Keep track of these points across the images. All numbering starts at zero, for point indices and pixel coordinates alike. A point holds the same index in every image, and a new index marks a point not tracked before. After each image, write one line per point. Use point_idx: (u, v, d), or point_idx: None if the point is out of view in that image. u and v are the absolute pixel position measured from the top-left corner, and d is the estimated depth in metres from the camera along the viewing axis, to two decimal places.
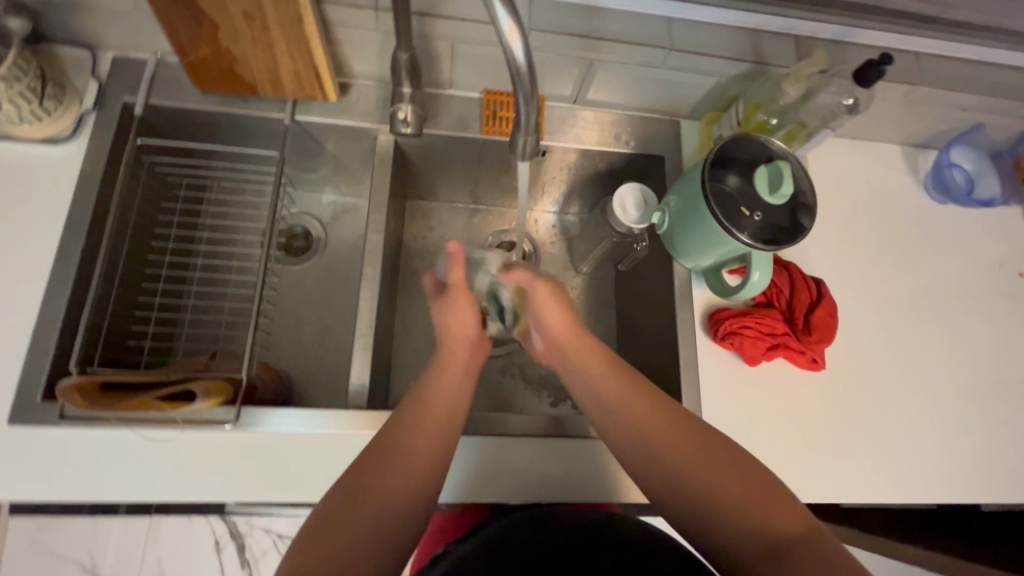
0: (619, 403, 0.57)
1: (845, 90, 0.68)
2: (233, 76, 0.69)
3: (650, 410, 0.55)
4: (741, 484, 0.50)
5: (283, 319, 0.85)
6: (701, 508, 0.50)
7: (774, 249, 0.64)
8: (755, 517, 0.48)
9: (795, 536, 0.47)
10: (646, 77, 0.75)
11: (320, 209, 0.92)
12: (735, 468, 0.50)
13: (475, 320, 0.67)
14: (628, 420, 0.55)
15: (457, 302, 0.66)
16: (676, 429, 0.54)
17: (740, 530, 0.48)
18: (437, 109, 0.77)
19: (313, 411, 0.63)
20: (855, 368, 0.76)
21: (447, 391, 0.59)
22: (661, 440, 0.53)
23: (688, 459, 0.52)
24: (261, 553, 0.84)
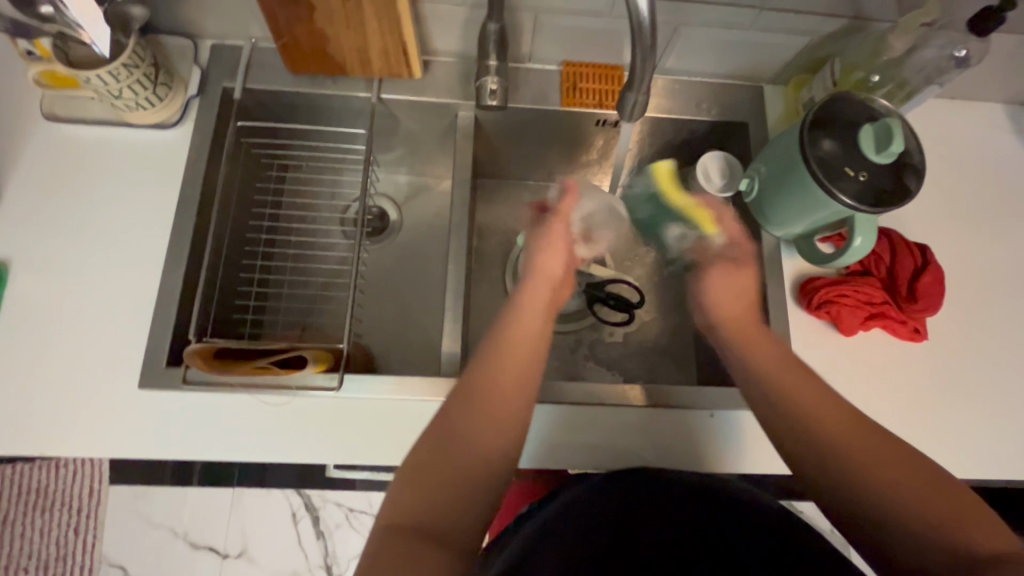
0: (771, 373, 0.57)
1: (956, 42, 0.65)
2: (325, 56, 0.71)
3: (809, 389, 0.55)
4: (899, 474, 0.48)
5: (366, 294, 0.88)
6: (849, 487, 0.49)
7: (880, 212, 0.61)
8: (918, 513, 0.46)
9: (980, 550, 0.43)
10: (733, 41, 0.73)
11: (396, 190, 0.94)
12: (897, 460, 0.48)
13: (565, 254, 0.68)
14: (775, 387, 0.56)
15: (552, 240, 0.69)
16: (822, 400, 0.54)
17: (898, 518, 0.46)
18: (517, 83, 0.77)
19: (389, 377, 0.65)
20: (958, 340, 0.72)
21: (531, 336, 0.59)
22: (810, 411, 0.53)
23: (846, 442, 0.50)
24: (332, 524, 1.01)
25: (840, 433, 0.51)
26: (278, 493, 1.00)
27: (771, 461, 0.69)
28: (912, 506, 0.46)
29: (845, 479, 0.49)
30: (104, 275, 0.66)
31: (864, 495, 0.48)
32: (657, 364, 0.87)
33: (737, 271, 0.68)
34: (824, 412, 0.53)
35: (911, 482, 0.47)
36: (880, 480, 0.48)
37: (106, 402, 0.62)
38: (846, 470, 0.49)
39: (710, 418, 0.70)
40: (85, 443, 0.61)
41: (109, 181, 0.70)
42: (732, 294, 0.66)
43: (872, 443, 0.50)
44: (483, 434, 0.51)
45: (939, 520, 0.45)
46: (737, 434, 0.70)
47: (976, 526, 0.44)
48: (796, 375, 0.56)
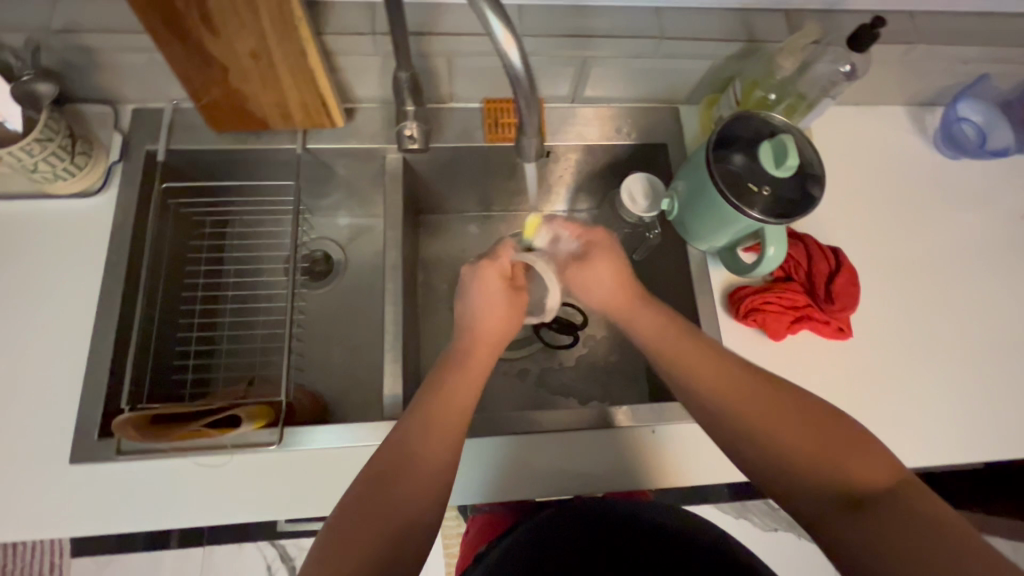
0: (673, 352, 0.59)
1: (841, 57, 0.69)
2: (245, 112, 0.72)
3: (711, 365, 0.57)
4: (794, 425, 0.51)
5: (315, 340, 0.88)
6: (756, 448, 0.52)
7: (788, 221, 0.64)
8: (816, 457, 0.49)
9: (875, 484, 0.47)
10: (642, 68, 0.76)
11: (337, 233, 0.95)
12: (794, 413, 0.52)
13: (503, 303, 0.67)
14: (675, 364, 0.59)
15: (496, 287, 0.67)
16: (724, 375, 0.56)
17: (803, 468, 0.49)
18: (440, 123, 0.79)
19: (341, 426, 0.65)
20: (881, 334, 0.76)
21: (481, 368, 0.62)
22: (711, 386, 0.56)
23: (745, 407, 0.54)
24: None
25: (748, 400, 0.54)
26: (252, 545, 0.94)
27: (720, 471, 0.71)
28: (808, 453, 0.50)
29: (753, 441, 0.52)
30: (30, 351, 0.65)
31: (769, 450, 0.51)
32: (608, 381, 0.89)
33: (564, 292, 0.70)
34: (725, 391, 0.55)
35: (806, 436, 0.50)
36: (779, 442, 0.51)
37: (38, 483, 0.60)
38: (749, 434, 0.53)
39: (652, 433, 0.71)
40: (17, 528, 0.59)
41: (32, 254, 0.69)
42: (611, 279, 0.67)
43: (776, 405, 0.53)
44: (414, 466, 0.52)
45: (831, 460, 0.49)
46: (681, 446, 0.71)
47: (864, 460, 0.48)
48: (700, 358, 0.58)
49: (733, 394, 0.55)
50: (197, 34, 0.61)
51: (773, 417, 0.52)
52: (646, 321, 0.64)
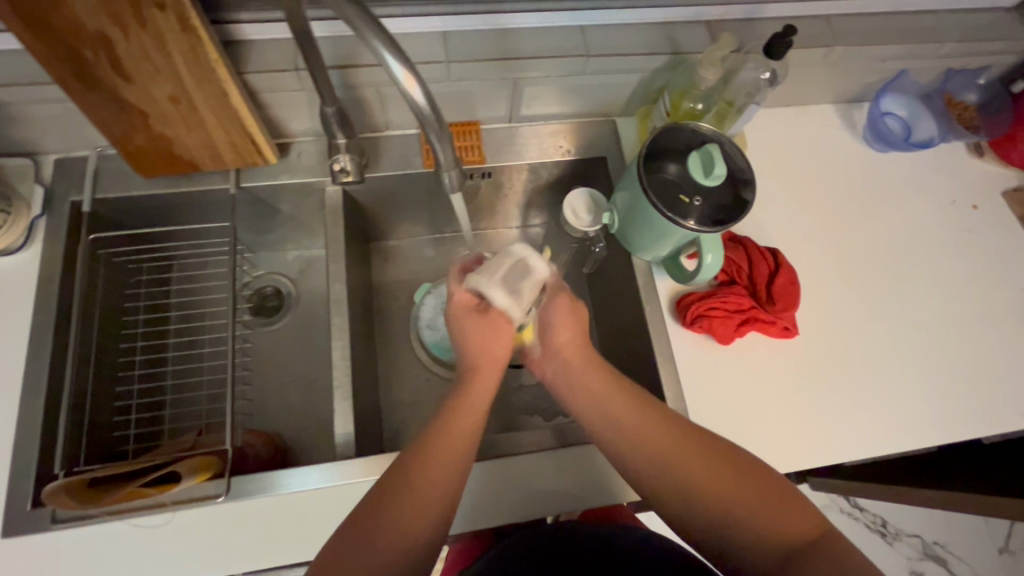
0: (605, 407, 0.59)
1: (761, 65, 0.71)
2: (173, 156, 0.70)
3: (647, 419, 0.57)
4: (727, 481, 0.52)
5: (268, 380, 0.85)
6: (688, 503, 0.53)
7: (723, 228, 0.65)
8: (742, 513, 0.51)
9: (798, 540, 0.49)
10: (573, 86, 0.77)
11: (287, 267, 0.93)
12: (725, 470, 0.53)
13: (496, 338, 0.63)
14: (607, 417, 0.58)
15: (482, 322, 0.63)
16: (663, 431, 0.56)
17: (732, 524, 0.51)
18: (377, 152, 0.79)
19: (322, 465, 0.64)
20: (826, 329, 0.77)
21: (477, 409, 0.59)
22: (647, 441, 0.56)
23: (680, 465, 0.54)
24: None
25: (683, 458, 0.54)
26: None
27: None
28: (739, 511, 0.51)
29: (684, 496, 0.53)
30: None
31: (700, 503, 0.53)
32: None
33: (581, 307, 0.67)
34: (665, 445, 0.55)
35: (737, 491, 0.52)
36: (712, 497, 0.52)
37: None
38: (680, 489, 0.53)
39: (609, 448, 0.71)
40: None
41: None
42: (565, 333, 0.65)
43: (708, 463, 0.53)
44: (404, 518, 0.51)
45: (757, 516, 0.50)
46: None
47: (789, 514, 0.50)
48: (641, 414, 0.58)
49: (666, 450, 0.55)
50: (110, 81, 0.59)
51: (704, 470, 0.53)
52: (589, 371, 0.62)
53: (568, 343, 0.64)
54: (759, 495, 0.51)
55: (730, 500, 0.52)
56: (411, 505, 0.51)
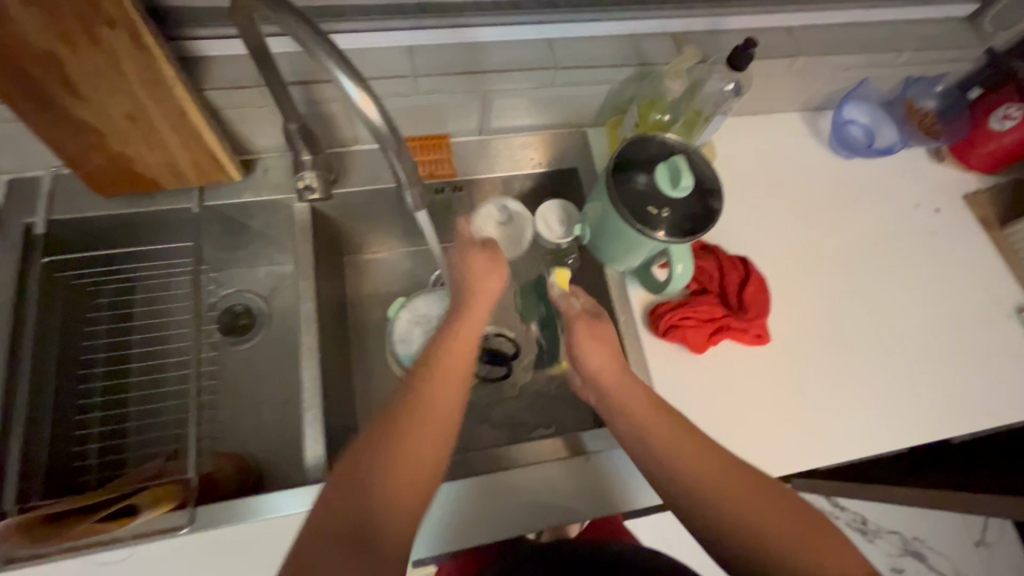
0: (660, 439, 0.56)
1: (726, 77, 0.73)
2: (132, 175, 0.68)
3: (706, 455, 0.54)
4: (789, 524, 0.51)
5: (238, 402, 0.83)
6: (750, 548, 0.50)
7: (692, 238, 0.66)
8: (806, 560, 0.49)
9: None
10: (543, 98, 0.77)
11: (257, 284, 0.91)
12: (787, 511, 0.51)
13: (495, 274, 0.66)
14: (662, 450, 0.55)
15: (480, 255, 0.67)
16: (721, 468, 0.54)
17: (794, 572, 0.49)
18: (346, 166, 0.78)
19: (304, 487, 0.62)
20: (797, 334, 0.78)
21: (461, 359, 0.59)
22: (707, 478, 0.53)
23: (742, 505, 0.51)
24: None
25: (744, 498, 0.52)
26: None
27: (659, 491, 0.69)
28: (803, 557, 0.49)
29: (745, 540, 0.51)
30: None
31: (764, 548, 0.50)
32: (549, 408, 0.88)
33: (608, 329, 0.65)
34: (726, 483, 0.53)
35: (799, 535, 0.50)
36: (775, 541, 0.50)
37: None
38: (742, 531, 0.51)
39: (585, 461, 0.70)
40: None
41: None
42: (608, 359, 0.62)
43: (771, 504, 0.52)
44: (403, 477, 0.50)
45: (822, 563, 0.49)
46: (616, 470, 0.70)
47: (848, 559, 0.49)
48: (696, 447, 0.55)
49: (728, 488, 0.52)
50: (60, 101, 0.57)
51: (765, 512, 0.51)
52: (639, 400, 0.59)
53: (611, 371, 0.62)
54: (819, 539, 0.50)
55: (787, 536, 0.50)
56: (409, 459, 0.51)
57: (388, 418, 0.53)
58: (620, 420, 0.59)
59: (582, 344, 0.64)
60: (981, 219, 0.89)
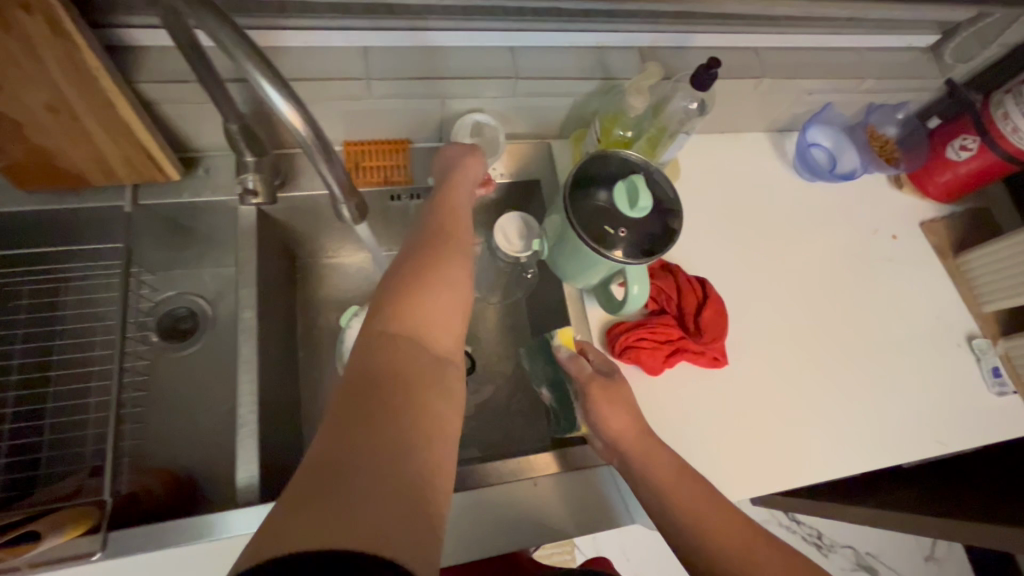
0: (689, 513, 0.56)
1: (690, 95, 0.72)
2: (56, 169, 0.63)
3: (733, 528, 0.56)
4: None
5: (172, 414, 0.78)
6: None
7: (650, 258, 0.64)
8: None
9: None
10: (506, 107, 0.75)
11: (201, 286, 0.86)
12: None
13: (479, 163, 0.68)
14: (693, 525, 0.56)
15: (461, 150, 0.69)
16: (748, 540, 0.55)
17: None
18: (297, 168, 0.74)
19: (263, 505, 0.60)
20: (754, 357, 0.78)
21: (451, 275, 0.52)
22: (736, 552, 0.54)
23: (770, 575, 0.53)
24: None
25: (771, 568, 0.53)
26: None
27: (610, 516, 0.67)
28: None
29: None
30: None
31: None
32: (505, 424, 0.85)
33: (624, 390, 0.64)
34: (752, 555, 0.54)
35: None
36: None
37: None
38: None
39: (534, 485, 0.66)
40: None
41: None
42: (630, 425, 0.61)
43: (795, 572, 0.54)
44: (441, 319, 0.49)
45: None
46: (567, 494, 0.67)
47: None
48: (722, 518, 0.56)
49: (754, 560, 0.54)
50: None
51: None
52: (664, 468, 0.59)
53: (635, 437, 0.61)
54: None
55: None
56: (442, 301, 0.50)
57: (414, 266, 0.51)
58: (647, 490, 0.59)
59: (600, 408, 0.63)
60: (935, 248, 0.91)
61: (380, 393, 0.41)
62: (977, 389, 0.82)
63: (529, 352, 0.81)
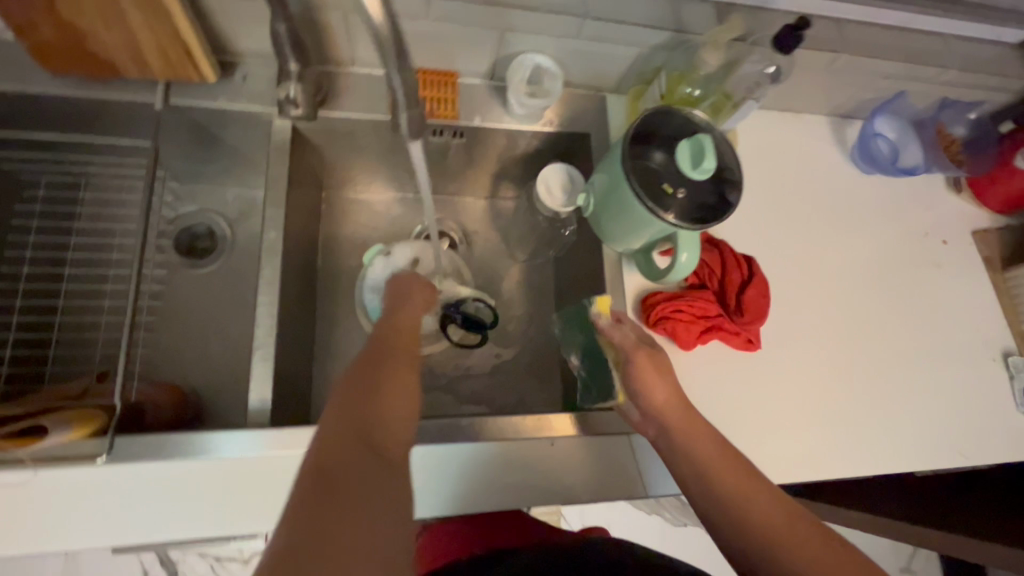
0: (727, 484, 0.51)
1: (766, 58, 0.68)
2: (86, 53, 0.59)
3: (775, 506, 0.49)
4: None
5: (182, 331, 0.76)
6: None
7: (703, 227, 0.60)
8: None
9: None
10: (567, 49, 0.70)
11: (222, 205, 0.82)
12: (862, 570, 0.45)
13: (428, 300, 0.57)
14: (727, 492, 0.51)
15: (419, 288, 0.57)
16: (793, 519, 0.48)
17: None
18: (338, 88, 0.70)
19: (255, 431, 0.57)
20: (784, 346, 0.76)
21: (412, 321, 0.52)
22: (778, 527, 0.48)
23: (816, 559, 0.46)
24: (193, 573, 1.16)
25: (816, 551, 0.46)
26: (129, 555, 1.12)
27: (624, 487, 0.65)
28: None
29: None
30: None
31: None
32: (519, 383, 0.83)
33: (668, 361, 0.61)
34: (795, 534, 0.47)
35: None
36: None
37: None
38: None
39: (551, 446, 0.65)
40: None
41: None
42: (671, 392, 0.58)
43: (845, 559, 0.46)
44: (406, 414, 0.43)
45: None
46: (583, 460, 0.65)
47: None
48: (762, 493, 0.51)
49: (794, 536, 0.47)
50: None
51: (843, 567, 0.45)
52: (703, 437, 0.55)
53: (675, 405, 0.57)
54: None
55: None
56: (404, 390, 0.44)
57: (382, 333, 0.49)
58: (681, 458, 0.55)
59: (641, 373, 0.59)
60: (985, 258, 0.86)
61: (342, 496, 0.35)
62: (1006, 408, 0.79)
63: (562, 318, 0.74)
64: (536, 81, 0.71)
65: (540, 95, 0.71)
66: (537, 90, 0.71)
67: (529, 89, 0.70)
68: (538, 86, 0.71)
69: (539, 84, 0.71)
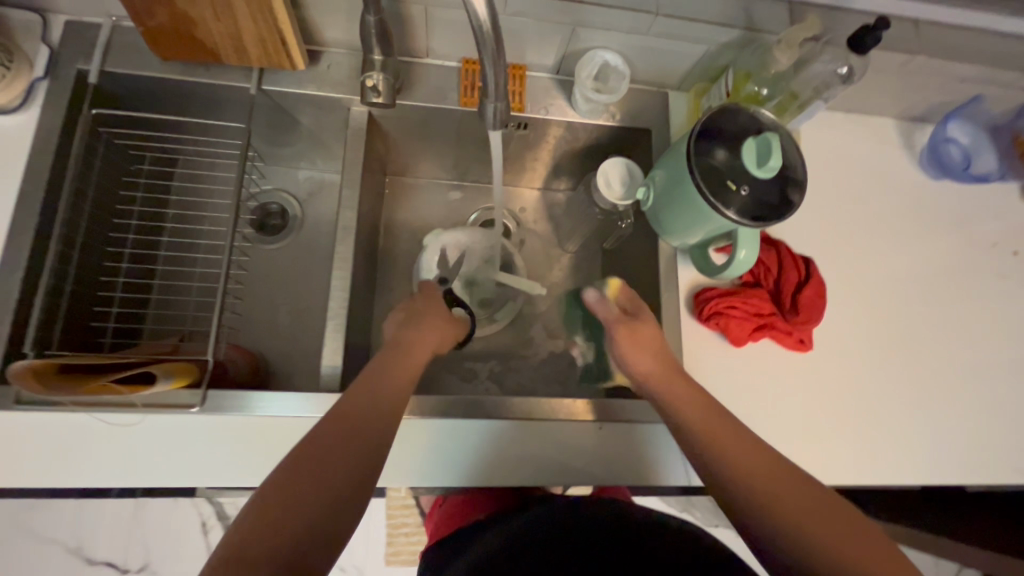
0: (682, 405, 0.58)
1: (839, 58, 0.66)
2: (194, 40, 0.64)
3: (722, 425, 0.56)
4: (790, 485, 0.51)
5: (256, 300, 0.82)
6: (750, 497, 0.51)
7: (763, 225, 0.61)
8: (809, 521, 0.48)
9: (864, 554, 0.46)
10: (635, 46, 0.72)
11: (296, 185, 0.88)
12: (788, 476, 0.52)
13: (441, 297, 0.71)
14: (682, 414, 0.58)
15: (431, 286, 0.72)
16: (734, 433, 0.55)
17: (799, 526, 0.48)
18: (413, 78, 0.74)
19: (302, 395, 0.61)
20: (837, 348, 0.75)
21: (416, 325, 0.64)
22: (722, 436, 0.55)
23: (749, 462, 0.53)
24: None
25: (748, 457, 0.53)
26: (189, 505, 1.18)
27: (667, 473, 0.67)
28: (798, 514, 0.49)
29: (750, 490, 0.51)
30: None
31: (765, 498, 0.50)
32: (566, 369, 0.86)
33: (649, 327, 0.66)
34: (736, 438, 0.54)
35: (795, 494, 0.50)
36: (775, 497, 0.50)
37: None
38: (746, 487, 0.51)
39: (599, 430, 0.66)
40: None
41: None
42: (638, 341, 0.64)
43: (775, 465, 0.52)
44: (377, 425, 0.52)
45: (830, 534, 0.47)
46: (629, 445, 0.66)
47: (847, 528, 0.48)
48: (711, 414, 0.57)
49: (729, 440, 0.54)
50: None
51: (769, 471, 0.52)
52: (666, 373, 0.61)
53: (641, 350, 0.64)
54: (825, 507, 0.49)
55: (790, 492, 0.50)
56: (381, 398, 0.54)
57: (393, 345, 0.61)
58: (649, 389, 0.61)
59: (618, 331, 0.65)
60: None
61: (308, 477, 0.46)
62: None
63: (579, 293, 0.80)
64: (604, 78, 0.73)
65: (606, 93, 0.73)
66: (607, 84, 0.73)
67: (596, 86, 0.73)
68: (606, 84, 0.73)
69: (608, 82, 0.73)
